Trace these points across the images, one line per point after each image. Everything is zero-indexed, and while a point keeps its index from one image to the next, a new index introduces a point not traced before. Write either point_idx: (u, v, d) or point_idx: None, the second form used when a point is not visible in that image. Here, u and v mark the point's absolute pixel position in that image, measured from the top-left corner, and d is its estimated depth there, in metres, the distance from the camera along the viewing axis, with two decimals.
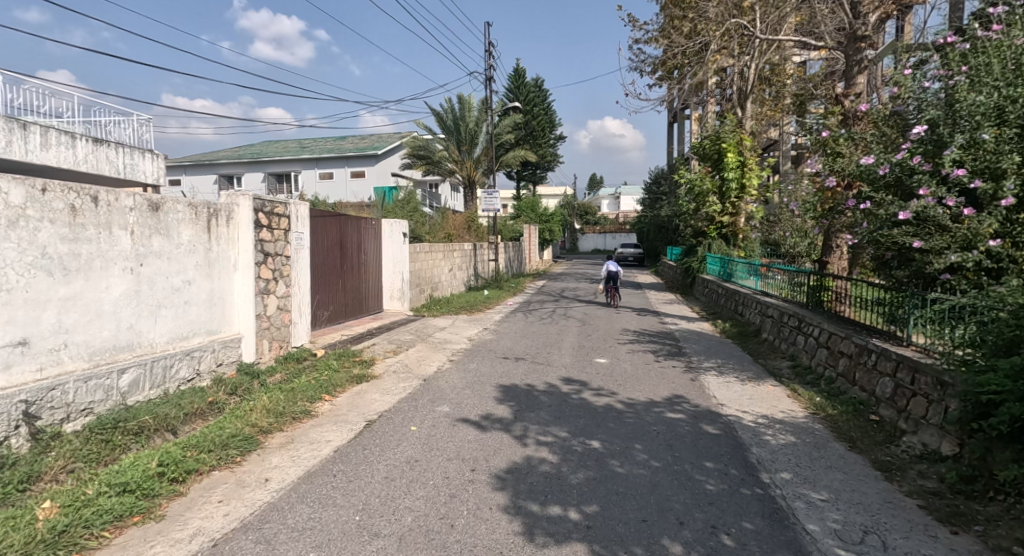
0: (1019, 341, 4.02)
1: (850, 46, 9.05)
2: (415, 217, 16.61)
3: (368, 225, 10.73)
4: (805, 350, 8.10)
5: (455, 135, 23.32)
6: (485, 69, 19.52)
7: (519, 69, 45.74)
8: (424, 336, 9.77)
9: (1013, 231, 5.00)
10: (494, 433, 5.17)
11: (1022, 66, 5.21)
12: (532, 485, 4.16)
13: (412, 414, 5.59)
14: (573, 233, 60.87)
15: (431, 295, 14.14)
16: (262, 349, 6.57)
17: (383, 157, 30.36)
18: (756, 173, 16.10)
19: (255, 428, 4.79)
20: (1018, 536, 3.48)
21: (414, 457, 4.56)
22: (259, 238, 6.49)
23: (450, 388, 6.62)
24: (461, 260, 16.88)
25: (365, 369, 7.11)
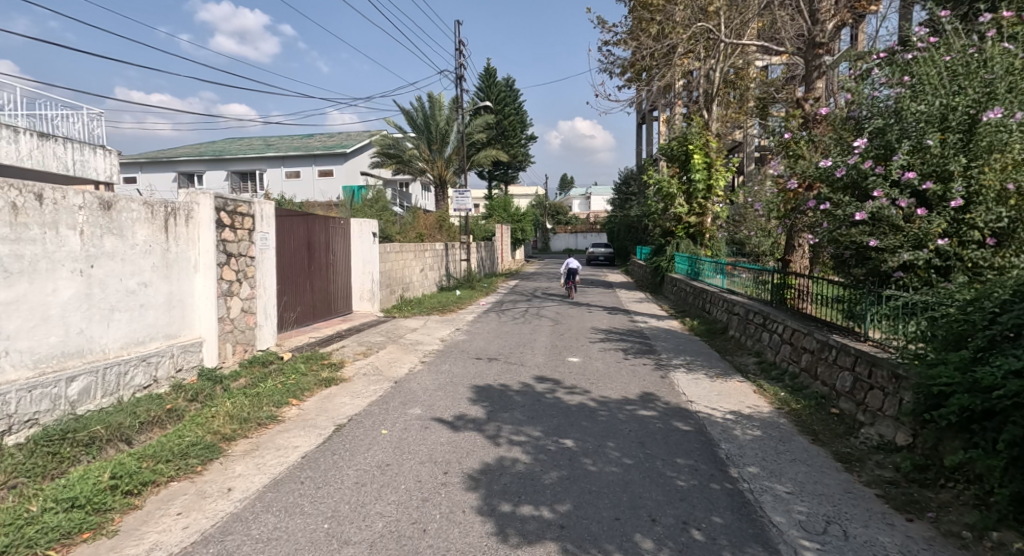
0: (965, 336, 4.15)
1: (809, 52, 9.27)
2: (385, 217, 16.45)
3: (336, 225, 10.58)
4: (769, 346, 8.27)
5: (425, 134, 23.19)
6: (456, 68, 19.44)
7: (490, 69, 45.73)
8: (395, 337, 9.67)
9: (960, 231, 5.17)
10: (467, 435, 5.14)
11: (962, 75, 5.45)
12: (506, 485, 4.15)
13: (383, 417, 5.52)
14: (544, 233, 61.13)
15: (402, 295, 14.01)
16: (225, 353, 6.42)
17: (352, 156, 30.01)
18: (722, 174, 16.41)
19: (218, 435, 4.66)
20: (967, 521, 3.62)
21: (386, 460, 4.50)
22: (221, 239, 6.33)
23: (422, 389, 6.56)
24: (432, 260, 16.77)
25: (334, 372, 7.00)
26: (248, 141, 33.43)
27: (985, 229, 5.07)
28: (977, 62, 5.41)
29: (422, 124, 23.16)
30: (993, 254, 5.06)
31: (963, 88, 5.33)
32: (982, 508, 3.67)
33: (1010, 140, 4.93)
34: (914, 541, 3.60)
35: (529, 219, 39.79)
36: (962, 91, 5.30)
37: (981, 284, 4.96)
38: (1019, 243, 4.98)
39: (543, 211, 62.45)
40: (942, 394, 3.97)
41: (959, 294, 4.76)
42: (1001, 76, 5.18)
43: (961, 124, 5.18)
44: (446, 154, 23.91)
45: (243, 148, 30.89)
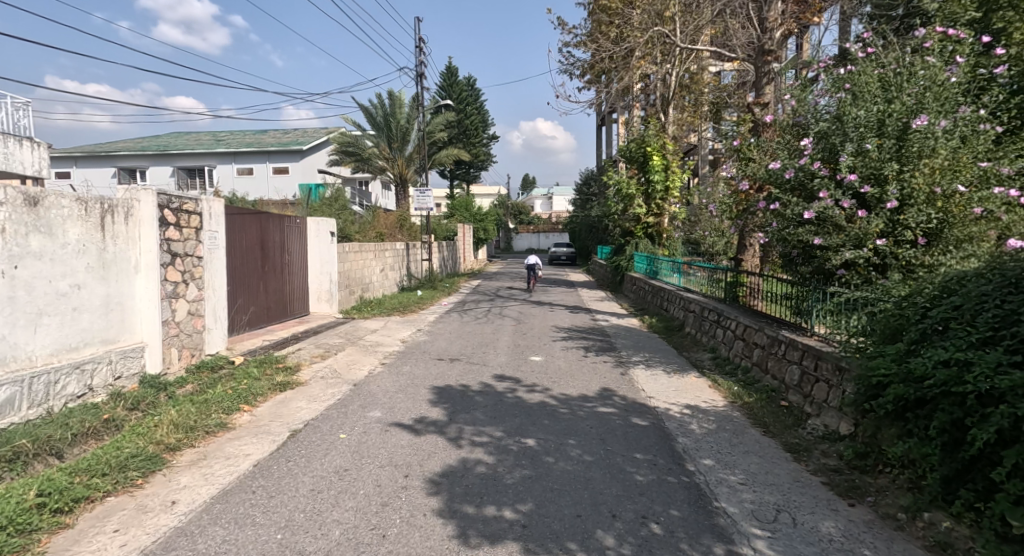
0: (900, 329, 4.22)
1: (758, 59, 9.42)
2: (343, 216, 16.11)
3: (292, 225, 10.29)
4: (723, 342, 8.41)
5: (386, 132, 22.83)
6: (416, 66, 19.18)
7: (451, 67, 45.50)
8: (353, 339, 9.46)
9: (895, 231, 5.33)
10: (427, 437, 5.02)
11: (898, 85, 5.68)
12: (468, 487, 4.06)
13: (341, 421, 5.36)
14: (507, 233, 61.10)
15: (362, 296, 13.74)
16: (170, 357, 6.14)
17: (308, 154, 29.38)
18: (678, 175, 16.73)
19: (161, 445, 4.43)
20: (904, 504, 3.77)
21: (344, 466, 4.35)
22: (164, 238, 6.05)
23: (381, 392, 6.41)
24: (393, 259, 16.53)
25: (289, 375, 6.77)
26: (196, 137, 32.32)
27: (917, 230, 5.24)
28: (907, 73, 5.67)
29: (381, 122, 22.69)
30: (923, 253, 5.24)
31: (897, 96, 5.54)
32: (917, 491, 3.79)
33: (937, 146, 5.13)
34: (856, 525, 3.70)
35: (491, 218, 39.71)
36: (898, 98, 5.51)
37: (914, 282, 5.14)
38: (946, 242, 5.16)
39: (505, 211, 62.41)
40: (881, 386, 4.07)
41: (895, 290, 4.89)
42: (928, 87, 5.42)
43: (894, 130, 5.36)
44: (406, 153, 23.62)
45: (191, 144, 29.83)
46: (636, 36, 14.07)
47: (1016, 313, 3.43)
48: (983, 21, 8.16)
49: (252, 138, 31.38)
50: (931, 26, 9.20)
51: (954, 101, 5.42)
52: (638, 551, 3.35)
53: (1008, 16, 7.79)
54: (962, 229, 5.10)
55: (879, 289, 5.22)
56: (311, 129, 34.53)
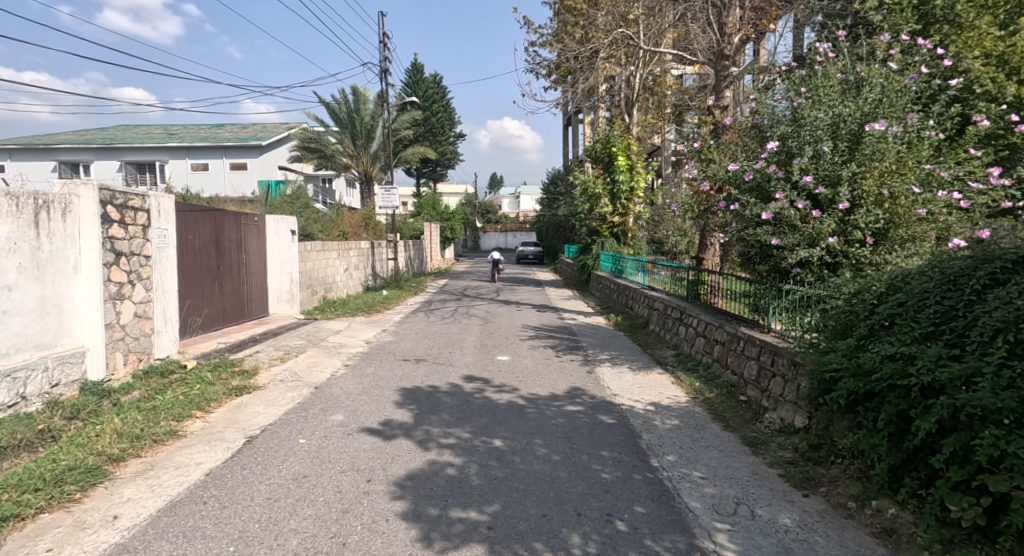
0: (851, 325, 4.33)
1: (717, 64, 9.52)
2: (306, 214, 15.78)
3: (248, 224, 10.02)
4: (685, 339, 8.53)
5: (349, 129, 22.43)
6: (381, 61, 18.92)
7: (416, 65, 45.21)
8: (316, 340, 9.25)
9: (847, 231, 5.46)
10: (393, 440, 4.94)
11: (850, 89, 5.82)
12: (432, 489, 4.00)
13: (301, 426, 5.23)
14: (474, 232, 60.86)
15: (325, 296, 13.48)
16: (115, 363, 5.89)
17: (268, 150, 28.70)
18: (643, 176, 16.95)
19: (103, 456, 4.24)
20: (854, 493, 3.89)
21: (302, 472, 4.24)
22: (107, 235, 5.80)
23: (344, 394, 6.27)
24: (358, 258, 16.28)
25: (246, 379, 6.57)
26: (145, 130, 31.23)
27: (865, 230, 5.39)
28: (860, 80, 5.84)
29: (345, 119, 22.30)
30: (871, 252, 5.40)
31: (851, 101, 5.69)
32: (867, 481, 3.91)
33: (887, 149, 5.28)
34: (810, 515, 3.79)
35: (458, 217, 39.44)
36: (852, 104, 5.64)
37: (863, 279, 5.29)
38: (892, 242, 5.33)
39: (473, 210, 61.99)
40: (833, 381, 4.18)
41: (845, 287, 5.03)
42: (879, 93, 5.60)
43: (846, 134, 5.51)
44: (370, 150, 23.26)
45: (140, 138, 28.85)
46: (600, 37, 14.20)
47: (956, 308, 3.53)
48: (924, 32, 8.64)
49: (206, 133, 30.47)
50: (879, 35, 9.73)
51: (903, 106, 5.59)
52: (603, 549, 3.34)
53: (945, 28, 8.31)
54: (906, 229, 5.28)
55: (830, 286, 5.35)
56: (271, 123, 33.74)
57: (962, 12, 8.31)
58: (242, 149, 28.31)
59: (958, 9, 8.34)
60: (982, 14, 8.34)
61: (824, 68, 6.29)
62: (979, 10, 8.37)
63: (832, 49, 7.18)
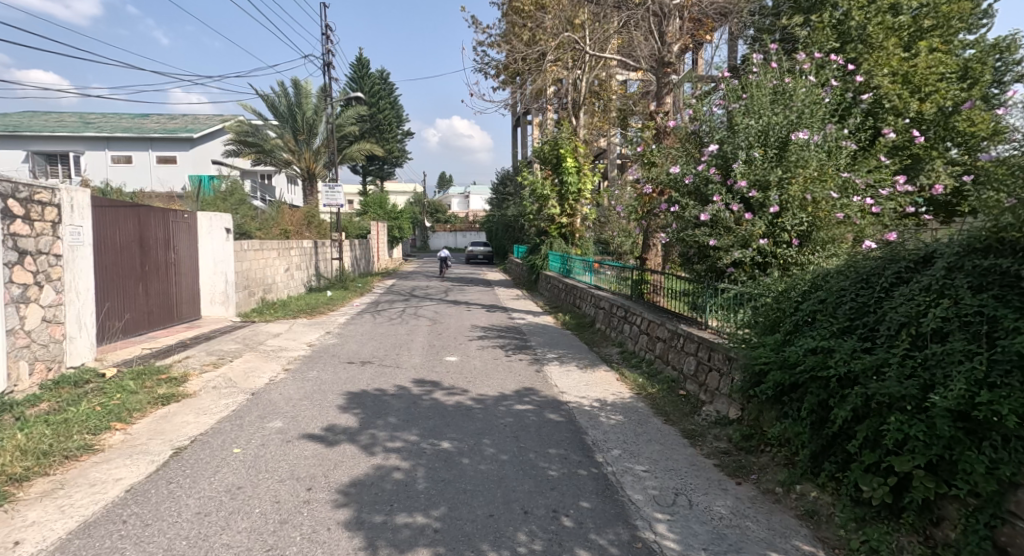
0: (778, 321, 4.63)
1: (659, 70, 9.84)
2: (242, 212, 15.32)
3: (176, 221, 9.71)
4: (630, 337, 8.80)
5: (291, 123, 21.85)
6: (323, 55, 18.55)
7: (362, 60, 44.54)
8: (253, 344, 9.04)
9: (776, 234, 5.81)
10: (338, 445, 4.92)
11: (778, 99, 6.19)
12: (377, 495, 4.03)
13: (236, 434, 5.13)
14: (423, 231, 60.43)
15: (264, 297, 13.13)
16: (19, 373, 5.60)
17: (200, 143, 28.01)
18: (590, 178, 17.32)
19: (5, 476, 4.04)
20: (781, 479, 4.17)
21: (237, 483, 4.18)
22: (7, 232, 5.53)
23: (283, 400, 6.18)
24: (299, 258, 15.93)
25: (174, 387, 6.38)
26: (57, 117, 29.34)
27: (792, 232, 5.74)
28: (786, 92, 6.21)
29: (285, 112, 21.61)
30: (797, 252, 5.75)
31: (780, 110, 6.06)
32: (793, 467, 4.19)
33: (810, 157, 5.68)
34: (742, 502, 4.04)
35: (406, 216, 39.04)
36: (780, 113, 6.02)
37: (788, 278, 5.63)
38: (815, 243, 5.70)
39: (421, 209, 61.38)
40: (762, 373, 4.45)
41: (773, 285, 5.31)
42: (803, 105, 6.01)
43: (775, 141, 5.90)
44: (313, 146, 22.73)
45: (53, 126, 27.12)
46: (547, 40, 14.42)
47: (868, 304, 3.80)
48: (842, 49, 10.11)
49: (129, 123, 29.01)
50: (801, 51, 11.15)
51: (823, 118, 6.03)
52: (547, 545, 3.46)
53: (859, 48, 9.85)
54: (827, 231, 5.66)
55: (761, 285, 5.66)
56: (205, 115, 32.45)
57: (872, 34, 9.89)
58: (170, 142, 27.69)
59: (868, 30, 9.95)
60: (890, 36, 9.90)
61: (756, 78, 6.64)
62: (888, 33, 9.91)
63: (762, 60, 7.58)
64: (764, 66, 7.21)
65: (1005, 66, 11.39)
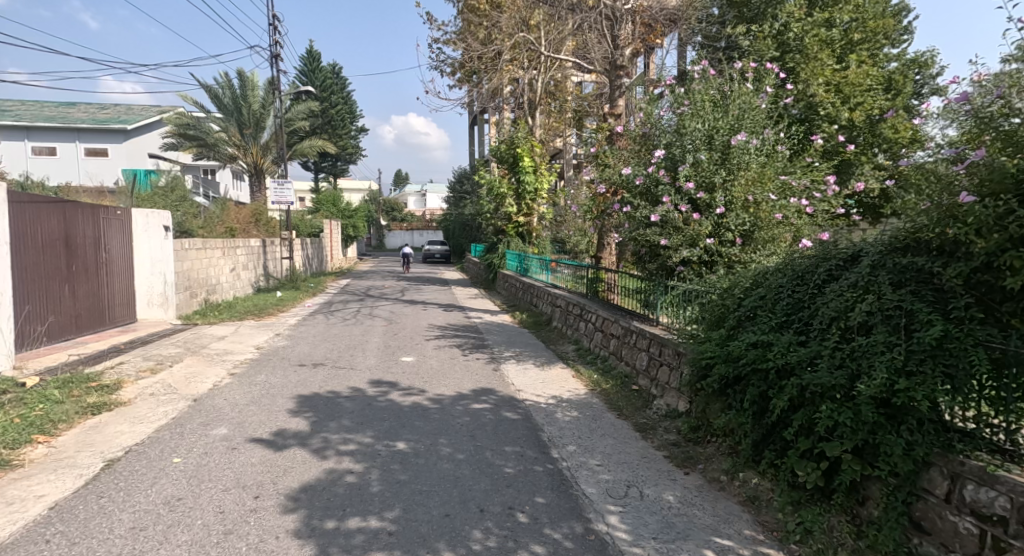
0: (723, 317, 4.84)
1: (612, 73, 10.03)
2: (184, 208, 14.82)
3: (107, 219, 9.39)
4: (585, 334, 8.99)
5: (235, 116, 21.12)
6: (271, 46, 18.13)
7: (313, 52, 43.67)
8: (196, 348, 8.79)
9: (721, 233, 6.06)
10: (289, 450, 4.88)
11: (722, 106, 6.47)
12: (329, 500, 4.01)
13: (176, 444, 4.99)
14: (378, 229, 59.71)
15: (208, 299, 12.74)
16: None
17: (134, 134, 27.36)
18: (546, 178, 17.52)
19: None
20: (726, 468, 4.39)
21: (177, 494, 4.06)
22: None
23: (228, 406, 6.06)
24: (246, 257, 15.52)
25: (106, 395, 6.17)
26: None
27: (735, 231, 6.02)
28: (729, 98, 6.49)
29: (230, 105, 20.84)
30: (740, 250, 6.03)
31: (723, 115, 6.33)
32: (736, 455, 4.42)
33: (750, 160, 5.99)
34: (690, 491, 4.23)
35: (362, 213, 38.53)
36: (725, 119, 6.28)
37: (732, 276, 5.87)
38: (757, 242, 5.99)
39: (376, 207, 60.64)
40: (708, 367, 4.65)
41: (718, 282, 5.55)
42: (743, 111, 6.32)
43: (719, 144, 6.13)
44: (260, 140, 22.00)
45: None
46: (502, 40, 14.49)
47: (803, 300, 4.03)
48: (780, 59, 10.59)
49: (54, 113, 27.55)
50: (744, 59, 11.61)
51: (761, 123, 6.35)
52: (504, 542, 3.53)
53: (797, 58, 10.33)
54: (768, 231, 5.95)
55: (706, 282, 5.89)
56: (139, 106, 31.06)
57: (809, 45, 10.33)
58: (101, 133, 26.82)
59: (806, 42, 10.37)
60: (823, 47, 10.40)
61: (701, 85, 6.90)
62: (822, 45, 10.41)
63: (708, 67, 7.89)
64: (711, 73, 7.50)
65: (923, 79, 12.19)
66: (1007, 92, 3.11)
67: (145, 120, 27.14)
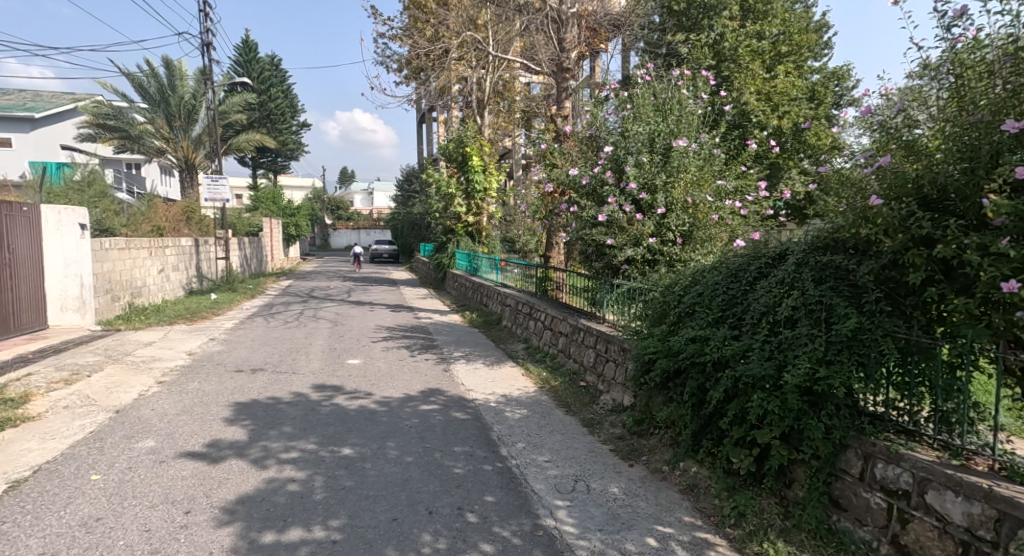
0: (664, 313, 5.02)
1: (558, 75, 10.17)
2: (104, 205, 14.09)
3: (11, 217, 8.86)
4: (534, 333, 9.13)
5: (162, 107, 20.28)
6: (203, 34, 17.49)
7: (251, 43, 42.31)
8: (118, 356, 8.40)
9: (663, 233, 6.29)
10: (225, 461, 4.76)
11: (663, 110, 6.73)
12: (268, 511, 3.94)
13: (96, 460, 4.76)
14: (322, 228, 58.36)
15: (133, 302, 12.14)
16: None
17: (42, 124, 25.92)
18: (495, 178, 17.61)
19: None
20: (668, 458, 4.58)
21: (95, 515, 3.86)
22: None
23: (156, 417, 5.85)
24: (175, 258, 14.90)
25: (12, 411, 5.82)
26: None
27: (676, 231, 6.27)
28: (669, 103, 6.76)
29: (156, 95, 19.98)
30: (680, 249, 6.28)
31: (664, 120, 6.60)
32: (677, 446, 4.62)
33: (690, 163, 6.22)
34: (634, 482, 4.40)
35: (305, 212, 37.61)
36: (665, 122, 6.54)
37: (673, 273, 6.10)
38: (695, 241, 6.24)
39: (320, 205, 59.31)
40: (651, 362, 4.83)
41: (660, 280, 5.77)
42: (682, 116, 6.60)
43: (661, 147, 6.37)
44: (190, 133, 21.21)
45: None
46: (449, 38, 14.40)
47: (737, 296, 4.24)
48: (717, 67, 11.14)
49: None
50: (683, 65, 12.02)
51: (699, 128, 6.64)
52: (452, 544, 3.58)
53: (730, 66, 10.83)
54: (705, 231, 6.21)
55: (649, 280, 6.10)
56: (50, 94, 29.20)
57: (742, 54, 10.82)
58: (2, 122, 25.42)
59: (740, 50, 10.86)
60: (753, 57, 10.94)
61: (643, 90, 7.16)
62: (752, 54, 10.95)
63: (649, 72, 8.15)
64: (652, 78, 7.77)
65: (841, 90, 12.97)
66: (909, 104, 3.38)
67: (55, 108, 25.83)
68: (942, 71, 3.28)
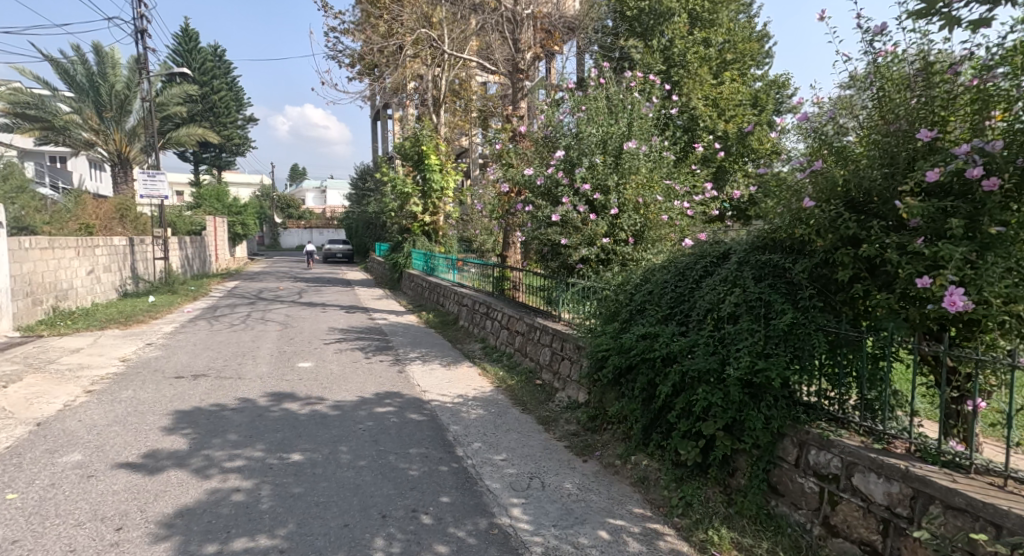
0: (617, 312, 5.14)
1: (513, 76, 10.20)
2: (26, 202, 13.34)
3: None
4: (491, 332, 9.18)
5: (91, 96, 19.43)
6: (137, 20, 16.89)
7: (194, 34, 40.80)
8: (40, 365, 7.99)
9: (615, 232, 6.44)
10: (161, 473, 4.61)
11: (615, 112, 6.90)
12: (210, 523, 3.86)
13: (15, 477, 4.53)
14: (271, 228, 56.83)
15: (57, 306, 11.57)
16: None
17: None
18: (452, 177, 17.57)
19: None
20: (620, 453, 4.71)
21: (11, 537, 3.69)
22: None
23: (84, 428, 5.62)
24: (107, 259, 14.29)
25: None
26: None
27: (627, 232, 6.42)
28: (621, 106, 6.93)
29: (84, 83, 19.15)
30: (632, 249, 6.43)
31: (616, 122, 6.76)
32: (629, 440, 4.76)
33: (640, 165, 6.39)
34: (587, 478, 4.50)
35: (252, 210, 36.54)
36: (618, 125, 6.70)
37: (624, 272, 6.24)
38: (647, 241, 6.40)
39: (269, 203, 57.72)
40: (603, 359, 4.94)
41: (612, 278, 5.91)
42: (634, 119, 6.76)
43: (614, 149, 6.52)
44: (123, 125, 20.42)
45: None
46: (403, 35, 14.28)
47: (684, 294, 4.39)
48: (667, 72, 11.69)
49: None
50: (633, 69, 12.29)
51: (649, 131, 6.81)
52: (405, 547, 3.60)
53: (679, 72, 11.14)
54: (656, 231, 6.38)
55: (602, 279, 6.23)
56: None
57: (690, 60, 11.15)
58: None
59: None
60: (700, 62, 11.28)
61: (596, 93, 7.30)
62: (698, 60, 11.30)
63: (602, 75, 8.29)
64: (604, 81, 7.93)
65: (781, 98, 13.53)
66: (839, 112, 3.58)
67: None
68: (867, 82, 3.48)
